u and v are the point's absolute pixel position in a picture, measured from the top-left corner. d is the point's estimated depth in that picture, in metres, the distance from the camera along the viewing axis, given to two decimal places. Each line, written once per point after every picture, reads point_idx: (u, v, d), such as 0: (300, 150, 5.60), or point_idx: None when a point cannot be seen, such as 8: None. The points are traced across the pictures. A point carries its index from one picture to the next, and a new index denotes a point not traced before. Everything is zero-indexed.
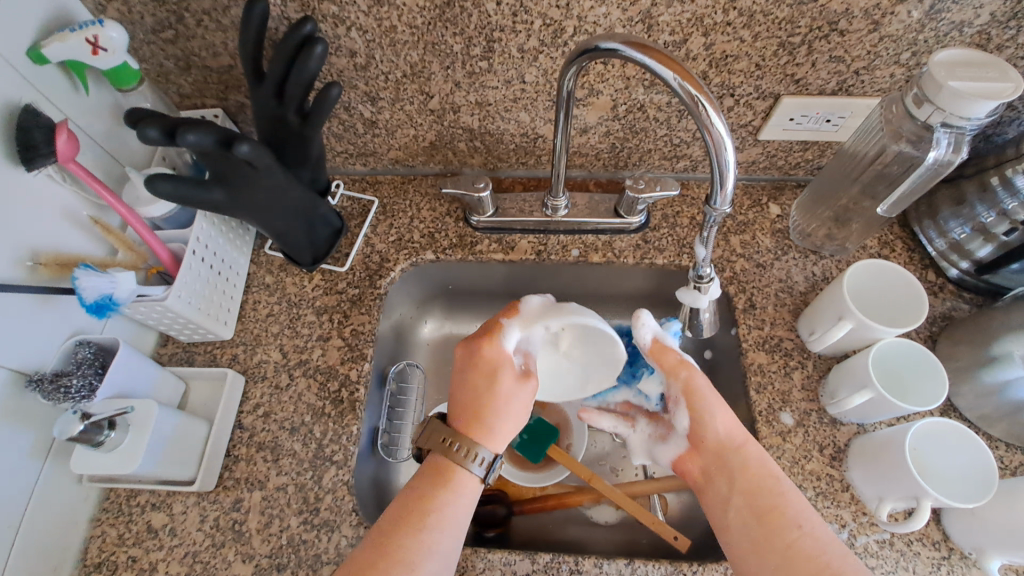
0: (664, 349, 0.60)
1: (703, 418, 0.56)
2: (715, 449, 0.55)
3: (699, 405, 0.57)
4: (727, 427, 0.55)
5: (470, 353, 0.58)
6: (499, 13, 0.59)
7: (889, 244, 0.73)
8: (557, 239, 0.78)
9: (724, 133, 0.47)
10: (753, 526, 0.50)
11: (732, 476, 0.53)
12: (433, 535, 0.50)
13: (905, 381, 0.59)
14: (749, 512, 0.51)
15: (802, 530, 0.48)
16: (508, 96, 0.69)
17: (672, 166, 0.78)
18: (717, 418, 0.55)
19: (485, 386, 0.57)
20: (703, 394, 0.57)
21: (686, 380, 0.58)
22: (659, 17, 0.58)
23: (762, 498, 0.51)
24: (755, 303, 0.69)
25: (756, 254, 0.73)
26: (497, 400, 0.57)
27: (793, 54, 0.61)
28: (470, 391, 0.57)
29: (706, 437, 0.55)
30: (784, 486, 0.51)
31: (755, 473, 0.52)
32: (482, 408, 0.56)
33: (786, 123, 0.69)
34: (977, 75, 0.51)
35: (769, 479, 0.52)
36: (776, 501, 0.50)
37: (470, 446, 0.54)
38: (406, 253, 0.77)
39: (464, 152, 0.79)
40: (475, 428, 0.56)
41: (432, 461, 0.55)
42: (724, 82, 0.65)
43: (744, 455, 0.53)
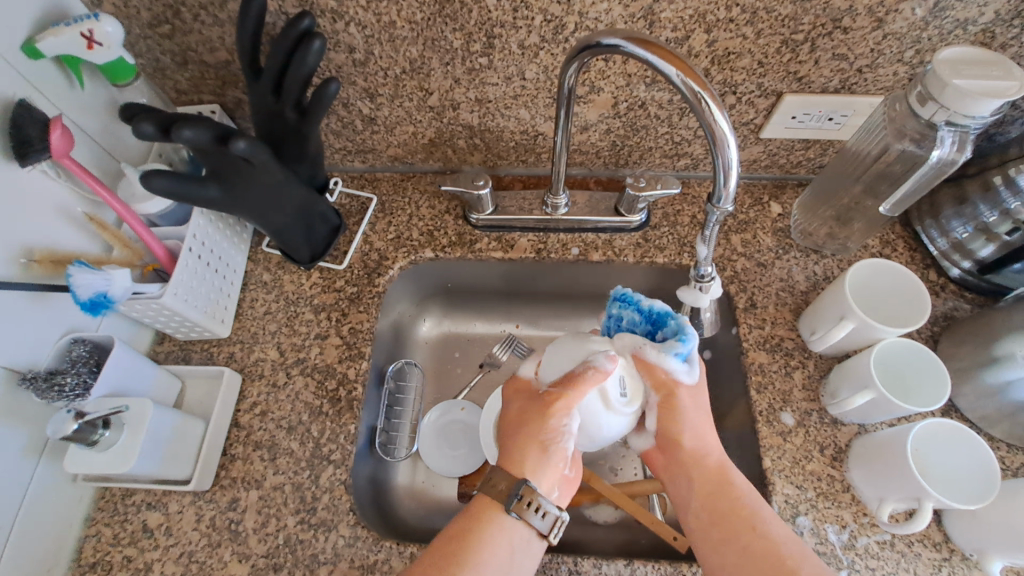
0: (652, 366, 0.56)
1: (680, 421, 0.56)
2: (680, 453, 0.56)
3: (675, 416, 0.56)
4: (699, 432, 0.56)
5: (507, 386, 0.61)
6: (499, 9, 0.59)
7: (890, 243, 0.72)
8: (556, 238, 0.77)
9: (727, 129, 0.46)
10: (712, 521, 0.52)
11: (693, 477, 0.55)
12: (484, 556, 0.51)
13: (906, 381, 0.59)
14: (706, 514, 0.53)
15: (757, 531, 0.50)
16: (508, 92, 0.69)
17: (673, 164, 0.78)
18: (693, 420, 0.56)
19: (518, 411, 0.57)
20: (682, 409, 0.56)
21: (667, 398, 0.56)
22: (661, 14, 0.58)
23: (722, 498, 0.53)
24: (756, 303, 0.69)
25: (757, 253, 0.72)
26: (537, 429, 0.55)
27: (796, 51, 0.61)
28: (511, 417, 0.58)
29: (674, 442, 0.57)
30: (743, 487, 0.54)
31: (714, 478, 0.54)
32: (518, 442, 0.56)
33: (788, 121, 0.68)
34: (983, 74, 0.50)
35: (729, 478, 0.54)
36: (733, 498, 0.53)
37: (503, 479, 0.54)
38: (405, 251, 0.77)
39: (463, 150, 0.79)
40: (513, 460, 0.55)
41: (484, 505, 0.53)
42: (726, 80, 0.64)
43: (704, 458, 0.55)
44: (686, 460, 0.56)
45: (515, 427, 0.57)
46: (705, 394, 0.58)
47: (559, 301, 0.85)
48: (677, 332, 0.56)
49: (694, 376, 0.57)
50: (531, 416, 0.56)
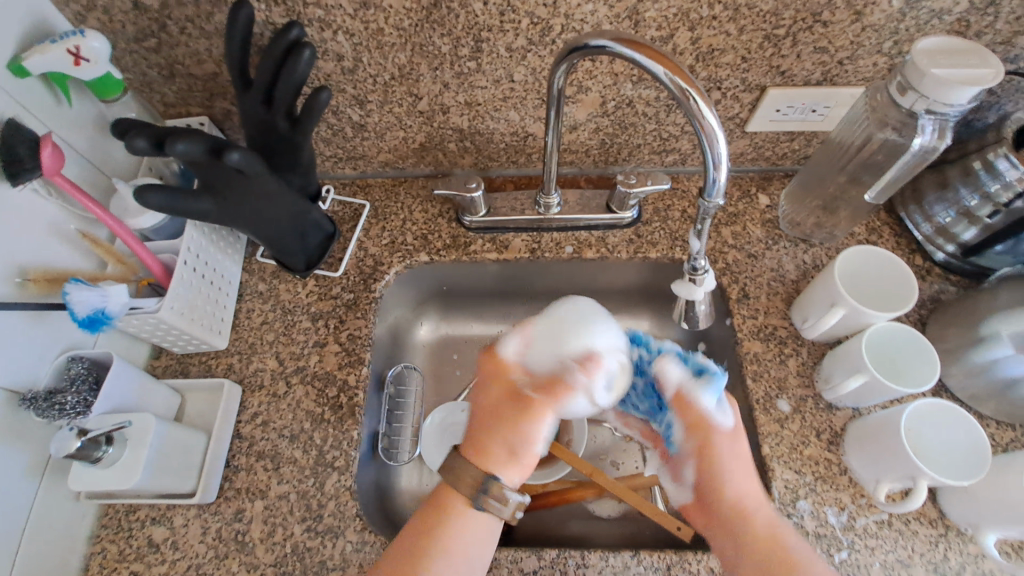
0: (683, 402, 0.57)
1: (722, 468, 0.53)
2: (721, 513, 0.53)
3: (712, 464, 0.54)
4: (740, 488, 0.53)
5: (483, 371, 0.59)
6: (486, 14, 0.60)
7: (877, 230, 0.74)
8: (550, 237, 0.78)
9: (716, 125, 0.47)
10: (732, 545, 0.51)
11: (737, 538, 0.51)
12: (445, 545, 0.51)
13: (897, 363, 0.60)
14: None
15: None
16: (497, 95, 0.69)
17: (662, 160, 0.79)
18: (735, 475, 0.53)
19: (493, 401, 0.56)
20: (717, 453, 0.54)
21: (702, 440, 0.55)
22: (645, 13, 0.59)
23: (771, 561, 0.49)
24: (748, 293, 0.70)
25: (748, 244, 0.74)
26: (507, 425, 0.54)
27: (778, 46, 0.62)
28: (484, 404, 0.56)
29: (716, 493, 0.53)
30: (793, 546, 0.50)
31: (761, 540, 0.50)
32: (484, 431, 0.54)
33: (773, 114, 0.70)
34: (959, 62, 0.51)
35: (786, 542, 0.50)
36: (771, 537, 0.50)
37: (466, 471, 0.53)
38: (400, 256, 0.77)
39: (454, 153, 0.79)
40: (479, 451, 0.54)
41: (444, 494, 0.53)
42: (711, 76, 0.65)
43: (751, 514, 0.52)
44: (731, 508, 0.52)
45: (483, 416, 0.55)
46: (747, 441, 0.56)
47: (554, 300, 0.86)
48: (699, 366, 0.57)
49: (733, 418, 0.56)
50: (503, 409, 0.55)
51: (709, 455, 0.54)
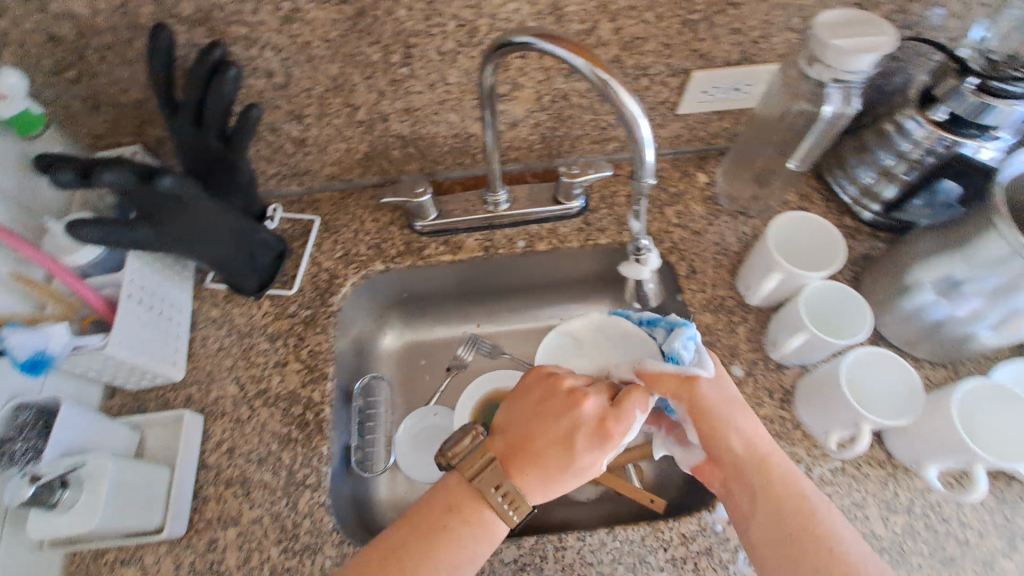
0: (652, 375, 0.58)
1: (729, 419, 0.54)
2: (732, 462, 0.53)
3: (709, 416, 0.55)
4: (745, 433, 0.54)
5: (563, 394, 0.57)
6: (412, 19, 0.60)
7: (807, 197, 0.78)
8: (502, 233, 0.79)
9: (636, 111, 0.49)
10: (762, 496, 0.51)
11: (750, 489, 0.51)
12: (454, 544, 0.51)
13: (831, 318, 0.64)
14: (776, 533, 0.49)
15: (830, 548, 0.47)
16: (434, 99, 0.70)
17: (603, 149, 0.81)
18: (739, 424, 0.54)
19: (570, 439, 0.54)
20: (711, 408, 0.55)
21: (690, 402, 0.56)
22: (566, 8, 0.61)
23: (786, 510, 0.49)
24: (695, 269, 0.73)
25: (690, 222, 0.77)
26: (577, 463, 0.54)
27: (695, 31, 0.65)
28: (551, 431, 0.55)
29: (723, 446, 0.53)
30: (809, 493, 0.51)
31: (779, 490, 0.51)
32: (546, 455, 0.54)
33: (700, 96, 0.73)
34: (858, 32, 0.54)
35: (799, 489, 0.51)
36: (789, 483, 0.52)
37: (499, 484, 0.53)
38: (354, 267, 0.77)
39: (399, 160, 0.80)
40: (529, 473, 0.54)
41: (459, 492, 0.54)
42: (637, 64, 0.68)
43: (762, 461, 0.52)
44: (743, 458, 0.53)
45: (546, 438, 0.54)
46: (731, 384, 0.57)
47: (514, 295, 0.89)
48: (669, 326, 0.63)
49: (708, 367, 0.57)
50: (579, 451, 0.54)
51: (707, 406, 0.55)
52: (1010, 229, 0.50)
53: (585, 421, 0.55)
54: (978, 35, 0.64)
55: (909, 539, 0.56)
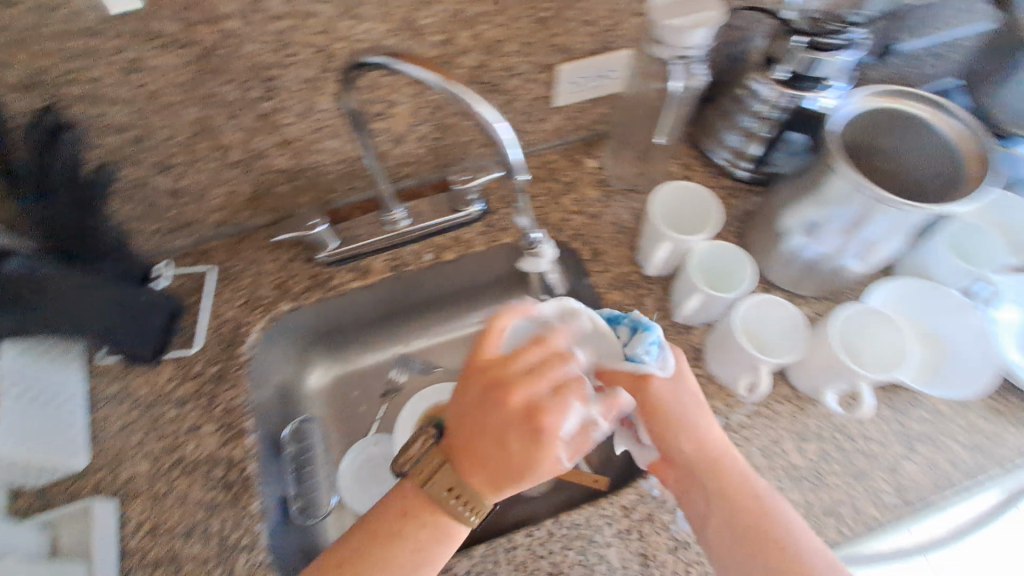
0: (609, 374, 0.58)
1: (683, 418, 0.57)
2: (687, 462, 0.55)
3: (660, 415, 0.57)
4: (700, 431, 0.56)
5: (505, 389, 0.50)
6: (262, 52, 0.58)
7: (688, 166, 0.83)
8: (409, 250, 0.78)
9: (489, 115, 0.49)
10: (714, 494, 0.53)
11: (706, 491, 0.54)
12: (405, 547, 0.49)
13: (721, 273, 0.67)
14: (729, 532, 0.51)
15: (777, 540, 0.50)
16: (308, 128, 0.68)
17: (493, 151, 0.83)
18: (693, 423, 0.56)
19: (511, 442, 0.48)
20: (662, 408, 0.57)
21: (642, 401, 0.58)
22: (420, 22, 0.60)
23: (738, 508, 0.52)
24: (598, 251, 0.76)
25: (586, 207, 0.80)
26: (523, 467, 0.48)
27: (551, 27, 0.67)
28: (492, 430, 0.49)
29: (678, 447, 0.56)
30: (759, 487, 0.53)
31: (731, 488, 0.53)
32: (487, 457, 0.49)
33: (571, 87, 0.76)
34: (687, 9, 0.58)
35: (751, 485, 0.53)
36: (741, 478, 0.54)
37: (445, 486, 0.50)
38: (260, 311, 0.74)
39: (289, 194, 0.78)
40: (473, 477, 0.49)
41: (411, 497, 0.51)
42: (504, 66, 0.69)
43: (715, 460, 0.55)
44: (696, 458, 0.55)
45: (488, 439, 0.49)
46: (691, 382, 0.59)
47: (436, 307, 0.89)
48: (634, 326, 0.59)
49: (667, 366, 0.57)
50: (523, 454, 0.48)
51: (659, 405, 0.57)
52: (838, 165, 0.56)
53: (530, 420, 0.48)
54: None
55: (824, 463, 0.61)
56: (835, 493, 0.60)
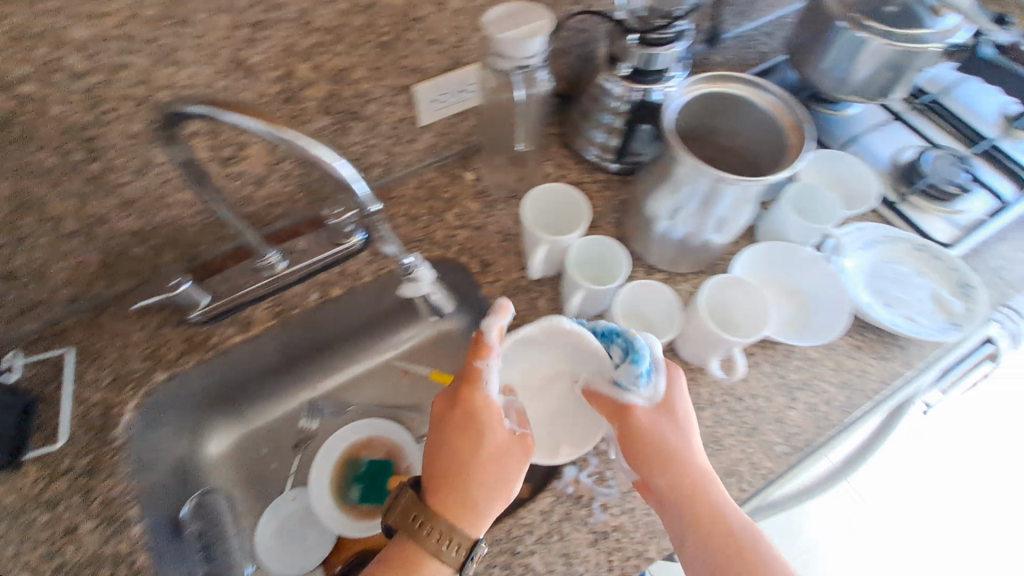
0: (598, 396, 0.59)
1: (666, 447, 0.57)
2: (666, 492, 0.56)
3: (643, 444, 0.57)
4: (682, 460, 0.56)
5: (450, 406, 0.58)
6: (73, 112, 0.53)
7: (563, 165, 0.86)
8: (292, 292, 0.75)
9: (334, 159, 0.47)
10: (687, 526, 0.54)
11: (683, 522, 0.55)
12: None
13: (598, 269, 0.70)
14: (703, 561, 0.53)
15: (744, 563, 0.53)
16: (152, 184, 0.63)
17: (369, 177, 0.81)
18: (675, 453, 0.56)
19: (474, 450, 0.56)
20: (644, 438, 0.57)
21: (624, 428, 0.58)
22: (250, 60, 0.57)
23: (714, 538, 0.54)
24: (487, 262, 0.77)
25: (470, 220, 0.80)
26: (491, 471, 0.56)
27: (396, 50, 0.65)
28: (456, 447, 0.56)
29: (657, 478, 0.56)
30: (733, 511, 0.55)
31: (707, 518, 0.54)
32: (463, 475, 0.55)
33: (433, 104, 0.75)
34: (520, 21, 0.59)
35: (727, 511, 0.55)
36: (716, 512, 0.54)
37: (439, 527, 0.54)
38: (132, 386, 0.68)
39: (148, 255, 0.72)
40: (455, 504, 0.55)
41: (404, 545, 0.54)
42: (357, 93, 0.67)
43: (694, 489, 0.55)
44: (678, 487, 0.55)
45: (455, 459, 0.56)
46: (676, 404, 0.58)
47: (340, 344, 0.85)
48: (627, 350, 0.57)
49: (655, 391, 0.58)
50: (486, 456, 0.56)
51: (642, 433, 0.57)
52: (676, 146, 0.59)
53: (485, 429, 0.57)
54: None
55: (719, 427, 0.65)
56: (733, 453, 0.64)
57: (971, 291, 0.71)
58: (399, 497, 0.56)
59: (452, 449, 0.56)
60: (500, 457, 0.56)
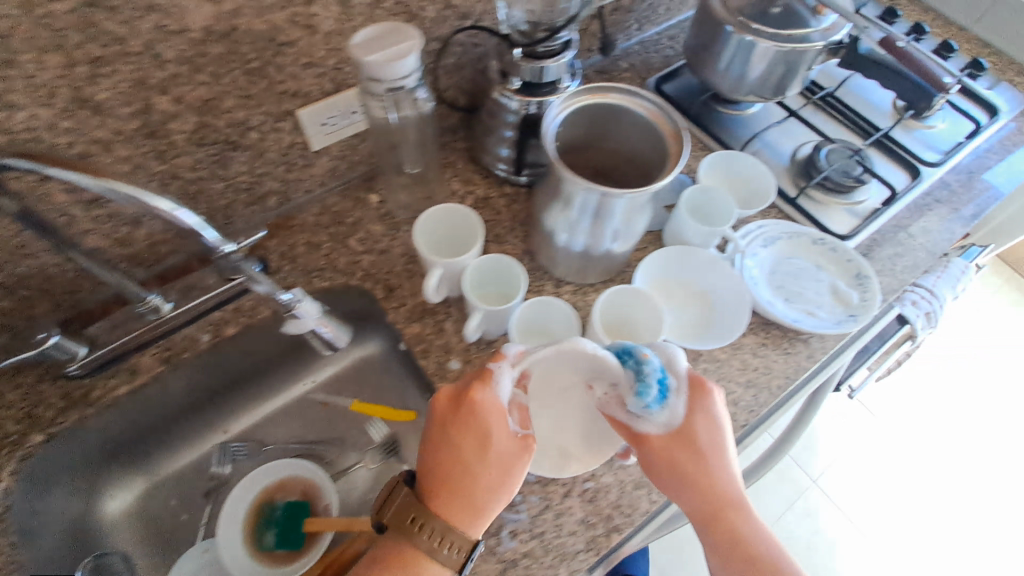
0: (613, 418, 0.57)
1: (686, 472, 0.55)
2: (692, 513, 0.56)
3: (660, 470, 0.56)
4: (705, 485, 0.55)
5: (457, 402, 0.55)
6: None
7: (470, 181, 0.84)
8: (180, 335, 0.72)
9: (171, 207, 0.45)
10: (710, 549, 0.55)
11: (708, 544, 0.55)
12: None
13: (498, 289, 0.69)
14: None
15: None
16: (6, 234, 0.59)
17: (266, 206, 0.77)
18: (696, 479, 0.55)
19: (477, 452, 0.54)
20: (662, 464, 0.56)
21: (641, 451, 0.57)
22: (95, 96, 0.54)
23: (741, 563, 0.53)
24: (393, 286, 0.74)
25: (375, 244, 0.78)
26: (494, 475, 0.54)
27: (267, 76, 0.63)
28: (458, 447, 0.54)
29: (680, 500, 0.56)
30: (761, 536, 0.54)
31: (731, 544, 0.54)
32: (466, 478, 0.54)
33: (322, 128, 0.72)
34: (386, 43, 0.57)
35: (755, 535, 0.54)
36: (740, 538, 0.54)
37: (437, 531, 0.52)
38: (6, 451, 0.65)
39: (20, 306, 0.67)
40: (456, 508, 0.53)
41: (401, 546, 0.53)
42: (230, 122, 0.64)
43: (719, 513, 0.54)
44: (701, 511, 0.55)
45: (456, 460, 0.54)
46: (698, 427, 0.56)
47: (247, 383, 0.82)
48: (637, 375, 0.55)
49: (671, 412, 0.56)
50: (488, 461, 0.54)
51: (660, 459, 0.56)
52: (557, 163, 0.59)
53: (490, 430, 0.54)
54: (503, 13, 0.72)
55: None
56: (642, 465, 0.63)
57: (867, 281, 0.73)
58: (395, 493, 0.55)
59: (449, 451, 0.54)
60: (504, 461, 0.54)
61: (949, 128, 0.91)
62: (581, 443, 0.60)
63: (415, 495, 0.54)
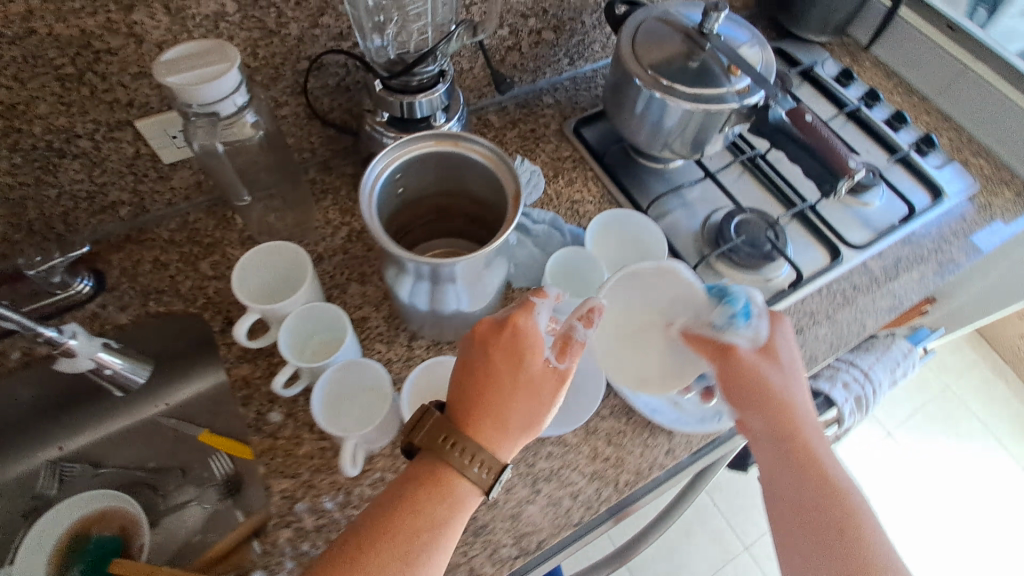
0: (697, 341, 0.59)
1: (774, 388, 0.56)
2: (773, 434, 0.56)
3: (744, 388, 0.57)
4: (791, 403, 0.56)
5: (498, 326, 0.51)
6: None
7: (350, 210, 0.77)
8: None
9: None
10: (782, 474, 0.55)
11: (789, 466, 0.55)
12: (421, 521, 0.47)
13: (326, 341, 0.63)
14: (803, 520, 0.53)
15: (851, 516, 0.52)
16: None
17: (116, 216, 0.72)
18: (783, 398, 0.56)
19: (516, 376, 0.50)
20: (749, 381, 0.57)
21: (723, 368, 0.58)
22: None
23: (820, 487, 0.53)
24: (233, 319, 0.68)
25: (228, 270, 0.72)
26: (528, 404, 0.51)
27: (89, 84, 0.58)
28: (491, 371, 0.50)
29: (764, 420, 0.56)
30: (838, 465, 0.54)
31: (811, 466, 0.54)
32: (507, 397, 0.50)
33: (172, 142, 0.66)
34: (196, 64, 0.52)
35: (832, 465, 0.54)
36: (816, 459, 0.54)
37: (468, 457, 0.48)
38: None
39: None
40: (486, 429, 0.49)
41: (435, 464, 0.48)
42: (48, 128, 0.59)
43: (805, 433, 0.55)
44: (787, 431, 0.56)
45: (488, 385, 0.50)
46: (786, 346, 0.59)
47: (82, 404, 0.77)
48: (723, 295, 0.59)
49: (760, 333, 0.58)
50: (517, 390, 0.50)
51: (744, 375, 0.57)
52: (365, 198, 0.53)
53: (529, 355, 0.51)
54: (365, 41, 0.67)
55: None
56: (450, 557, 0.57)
57: None
58: (426, 415, 0.49)
59: (494, 368, 0.50)
60: (537, 391, 0.51)
61: (884, 206, 0.83)
62: (665, 379, 0.61)
63: (444, 414, 0.49)
